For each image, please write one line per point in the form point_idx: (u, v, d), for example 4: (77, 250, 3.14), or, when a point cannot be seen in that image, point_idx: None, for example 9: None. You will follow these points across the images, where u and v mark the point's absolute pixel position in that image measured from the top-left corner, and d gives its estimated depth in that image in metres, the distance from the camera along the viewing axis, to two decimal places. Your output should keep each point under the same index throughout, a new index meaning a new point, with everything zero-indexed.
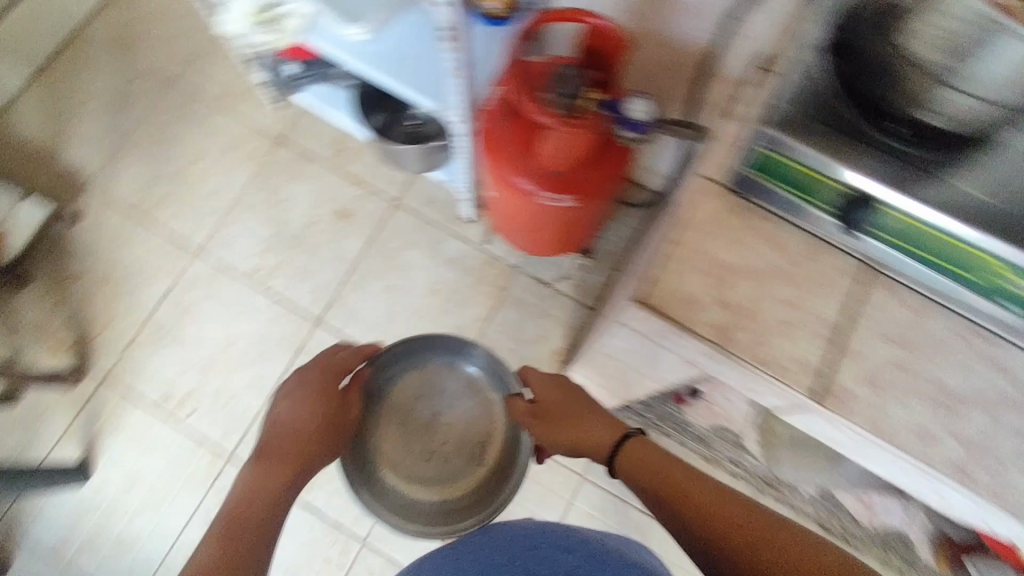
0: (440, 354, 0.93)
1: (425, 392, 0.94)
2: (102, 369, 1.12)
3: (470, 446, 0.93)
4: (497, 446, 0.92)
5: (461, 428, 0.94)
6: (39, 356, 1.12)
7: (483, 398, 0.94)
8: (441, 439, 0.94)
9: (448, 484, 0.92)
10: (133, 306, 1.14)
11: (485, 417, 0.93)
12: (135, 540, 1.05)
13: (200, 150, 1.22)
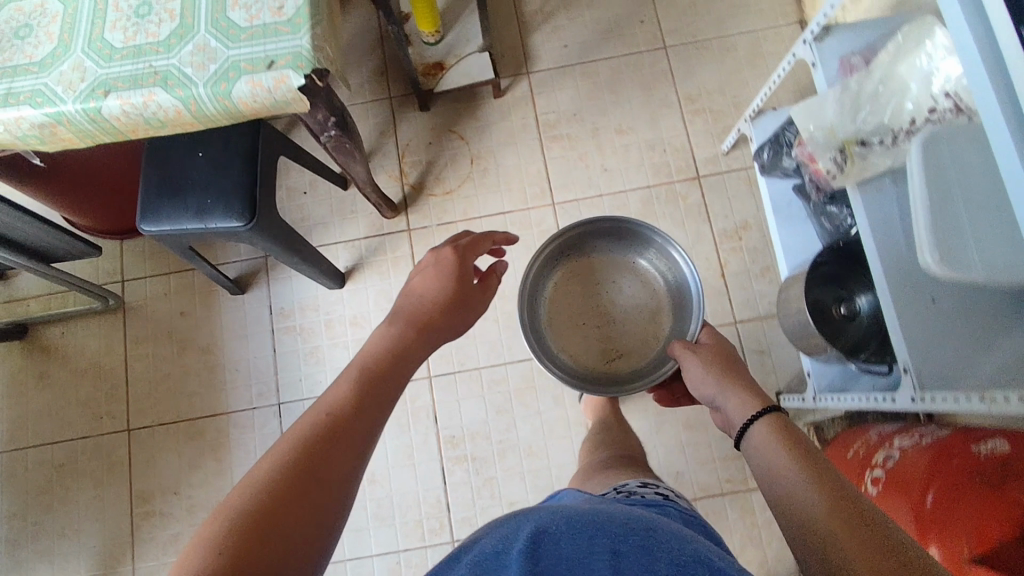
0: (631, 246, 0.92)
1: (614, 280, 0.94)
2: (413, 225, 1.15)
3: (614, 343, 0.92)
4: (638, 357, 0.90)
5: (622, 317, 0.94)
6: (386, 174, 1.17)
7: (657, 306, 0.92)
8: (589, 318, 0.94)
9: (577, 358, 0.92)
10: (475, 192, 1.16)
11: (644, 326, 0.92)
12: (321, 363, 1.11)
13: (631, 132, 1.17)
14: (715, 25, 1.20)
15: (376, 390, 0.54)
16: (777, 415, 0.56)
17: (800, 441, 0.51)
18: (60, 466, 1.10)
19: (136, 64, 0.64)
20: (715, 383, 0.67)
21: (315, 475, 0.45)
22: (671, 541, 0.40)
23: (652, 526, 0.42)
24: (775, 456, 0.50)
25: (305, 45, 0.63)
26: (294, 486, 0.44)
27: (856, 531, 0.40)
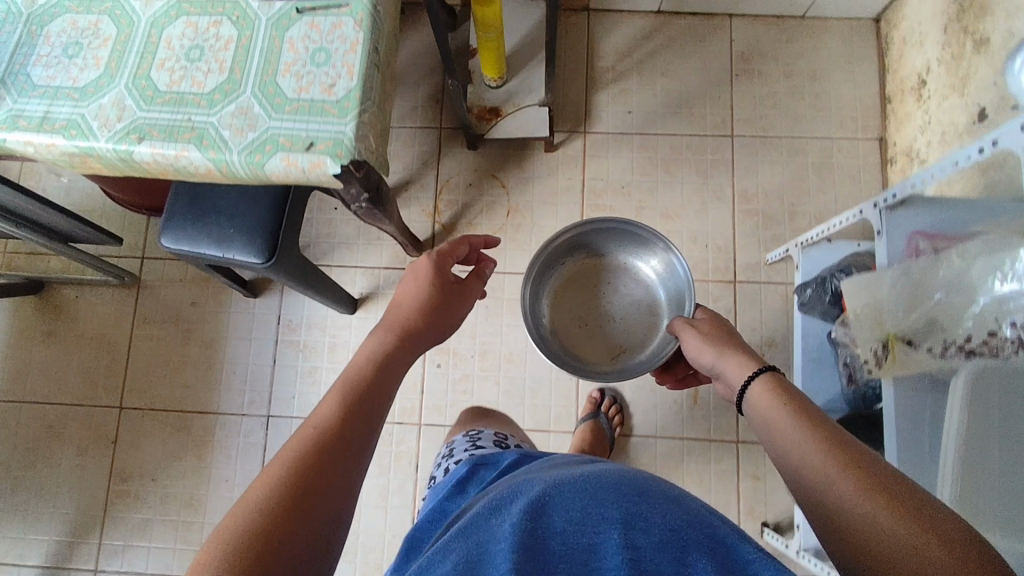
0: (624, 248, 0.98)
1: (614, 283, 1.00)
2: None
3: (609, 337, 0.99)
4: (632, 349, 0.96)
5: (623, 322, 0.99)
6: (420, 206, 1.15)
7: (654, 304, 0.97)
8: (585, 313, 1.00)
9: (578, 352, 0.98)
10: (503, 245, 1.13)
11: (645, 322, 0.98)
12: (316, 384, 1.11)
13: (677, 218, 1.12)
14: (789, 124, 1.15)
15: (366, 394, 0.50)
16: (773, 373, 0.53)
17: (797, 398, 0.48)
18: (50, 427, 1.12)
19: (175, 113, 0.62)
20: (713, 352, 0.63)
21: (306, 498, 0.41)
22: (665, 503, 0.42)
23: (645, 486, 0.44)
24: (766, 417, 0.48)
25: (348, 133, 0.60)
26: (284, 516, 0.40)
27: (853, 490, 0.38)
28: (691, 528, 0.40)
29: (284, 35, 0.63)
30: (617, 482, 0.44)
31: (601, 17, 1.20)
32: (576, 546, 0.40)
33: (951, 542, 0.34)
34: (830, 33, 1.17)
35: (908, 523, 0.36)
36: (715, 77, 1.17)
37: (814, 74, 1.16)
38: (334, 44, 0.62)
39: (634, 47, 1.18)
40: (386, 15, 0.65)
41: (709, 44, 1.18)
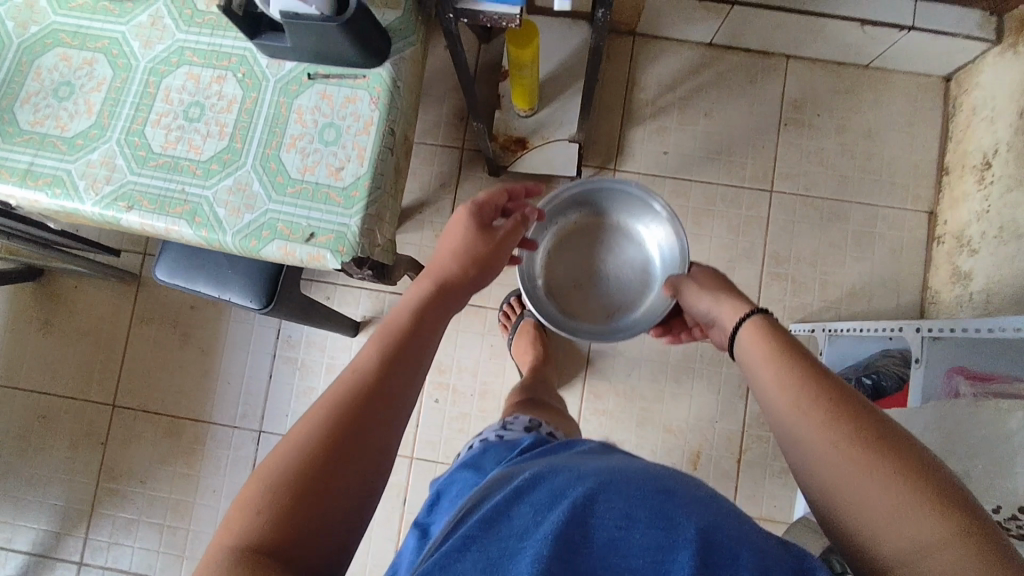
0: (625, 209, 0.93)
1: (613, 244, 0.96)
2: None
3: (606, 293, 0.96)
4: (627, 307, 0.94)
5: (614, 280, 0.96)
6: (433, 230, 1.09)
7: (650, 266, 0.93)
8: (583, 269, 0.97)
9: (572, 311, 0.95)
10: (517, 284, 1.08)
11: (642, 277, 0.94)
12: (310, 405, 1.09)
13: None
14: (834, 185, 1.07)
15: (406, 343, 0.48)
16: (766, 320, 0.53)
17: (801, 353, 0.47)
18: (42, 416, 1.11)
19: (168, 181, 0.56)
20: (707, 299, 0.66)
21: (342, 463, 0.40)
22: (693, 505, 0.38)
23: (670, 485, 0.40)
24: (770, 380, 0.46)
25: (352, 227, 0.55)
26: (316, 486, 0.39)
27: (864, 468, 0.37)
28: (733, 528, 0.36)
29: (292, 103, 0.57)
30: (640, 479, 0.40)
31: (647, 43, 1.10)
32: (604, 543, 0.36)
33: (953, 514, 0.35)
34: (893, 88, 1.07)
35: (918, 497, 0.35)
36: (762, 125, 1.08)
37: (868, 132, 1.07)
38: (346, 121, 0.56)
39: (679, 81, 1.09)
40: (408, 89, 0.58)
41: (760, 87, 1.09)
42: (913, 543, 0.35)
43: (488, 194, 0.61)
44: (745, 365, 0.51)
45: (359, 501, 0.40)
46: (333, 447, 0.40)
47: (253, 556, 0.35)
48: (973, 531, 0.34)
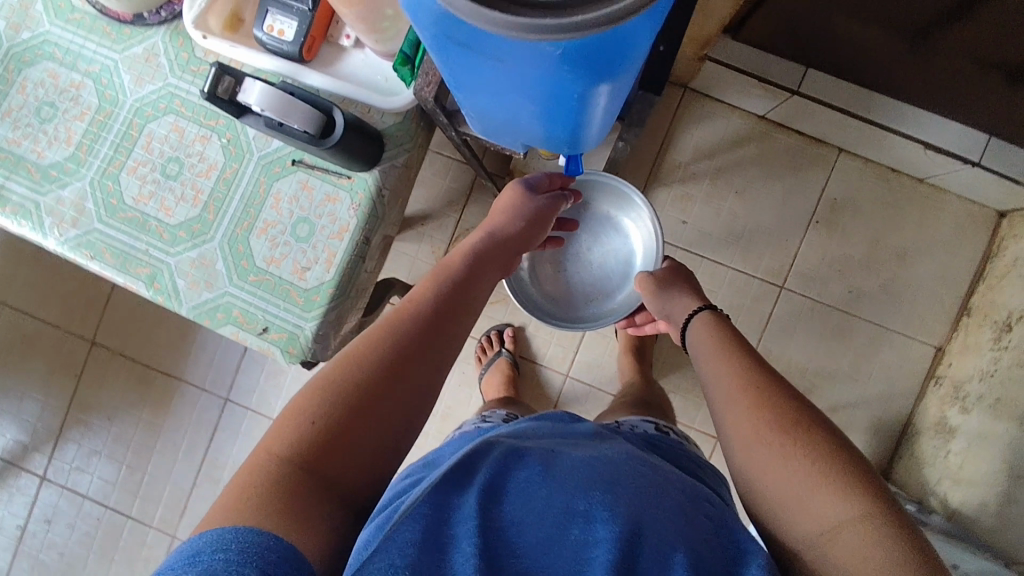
0: (604, 201, 0.92)
1: (596, 235, 0.94)
2: None
3: (584, 282, 0.95)
4: (605, 296, 0.94)
5: (598, 271, 0.94)
6: (431, 245, 1.05)
7: (631, 261, 0.92)
8: (565, 258, 0.95)
9: (551, 300, 0.94)
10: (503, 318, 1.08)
11: (622, 269, 0.93)
12: (279, 385, 1.11)
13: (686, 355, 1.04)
14: (847, 298, 1.02)
15: (449, 296, 0.52)
16: (712, 313, 0.63)
17: (742, 350, 0.55)
18: (25, 336, 1.14)
19: (135, 237, 0.55)
20: (662, 297, 0.71)
21: (384, 397, 0.43)
22: (633, 499, 0.40)
23: (619, 477, 0.42)
24: (710, 375, 0.54)
25: (306, 331, 0.54)
26: (359, 417, 0.42)
27: (777, 453, 0.44)
28: (668, 525, 0.39)
29: (271, 186, 0.54)
30: (587, 467, 0.42)
31: (697, 100, 1.02)
32: (558, 515, 0.39)
33: (852, 492, 0.41)
34: (942, 211, 1.00)
35: (820, 475, 0.42)
36: (792, 218, 1.02)
37: (900, 252, 1.01)
38: (321, 220, 0.53)
39: (719, 150, 1.02)
40: (394, 195, 0.55)
41: (802, 178, 1.02)
42: (820, 519, 0.41)
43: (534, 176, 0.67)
44: (694, 350, 0.60)
45: (397, 439, 0.43)
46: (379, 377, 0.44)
47: (298, 475, 0.38)
48: (862, 503, 0.40)
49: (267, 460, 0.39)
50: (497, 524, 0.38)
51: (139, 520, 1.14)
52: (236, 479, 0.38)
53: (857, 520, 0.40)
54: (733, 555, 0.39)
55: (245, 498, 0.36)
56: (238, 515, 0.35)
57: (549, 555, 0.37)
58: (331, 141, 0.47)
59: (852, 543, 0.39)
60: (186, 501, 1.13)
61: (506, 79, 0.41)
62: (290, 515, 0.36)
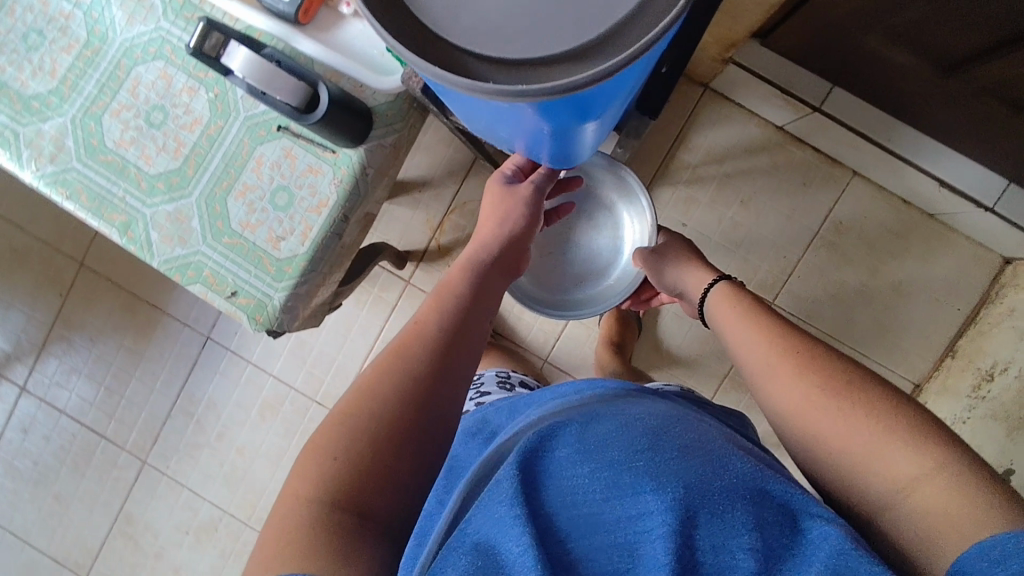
0: (596, 187, 0.91)
1: (586, 222, 0.93)
2: (414, 279, 1.09)
3: (571, 268, 0.94)
4: (591, 283, 0.93)
5: (588, 257, 0.93)
6: (427, 213, 1.07)
7: (619, 250, 0.91)
8: (552, 244, 0.94)
9: (537, 284, 0.93)
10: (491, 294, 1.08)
11: (610, 258, 0.92)
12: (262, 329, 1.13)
13: (666, 356, 1.04)
14: (836, 323, 1.01)
15: (470, 296, 0.53)
16: (730, 283, 0.64)
17: (762, 320, 0.55)
18: (15, 248, 1.15)
19: (112, 181, 0.54)
20: (673, 275, 0.73)
21: (416, 414, 0.44)
22: (676, 458, 0.42)
23: (657, 437, 0.45)
24: (743, 343, 0.55)
25: (275, 301, 0.53)
26: (393, 439, 0.43)
27: (834, 412, 0.44)
28: (723, 492, 0.40)
29: (254, 149, 0.53)
30: (626, 438, 0.44)
31: (715, 101, 0.99)
32: (608, 486, 0.41)
33: (922, 441, 0.40)
34: (948, 249, 0.96)
35: (877, 428, 0.42)
36: (793, 235, 1.00)
37: (897, 284, 0.99)
38: (301, 191, 0.53)
39: (730, 156, 1.00)
40: (379, 173, 0.54)
41: (811, 195, 0.99)
42: (890, 478, 0.41)
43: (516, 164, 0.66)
44: (717, 325, 0.61)
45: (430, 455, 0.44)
46: (408, 395, 0.45)
47: (332, 516, 0.39)
48: (934, 450, 0.40)
49: (297, 504, 0.40)
50: (542, 509, 0.40)
51: (112, 442, 1.16)
52: (273, 532, 0.39)
53: (934, 472, 0.39)
54: (797, 517, 0.41)
55: (282, 548, 0.37)
56: (275, 568, 0.36)
57: (602, 537, 0.39)
58: (315, 117, 0.47)
59: (934, 497, 0.38)
60: (159, 429, 1.15)
61: (493, 117, 0.40)
62: (333, 559, 0.37)
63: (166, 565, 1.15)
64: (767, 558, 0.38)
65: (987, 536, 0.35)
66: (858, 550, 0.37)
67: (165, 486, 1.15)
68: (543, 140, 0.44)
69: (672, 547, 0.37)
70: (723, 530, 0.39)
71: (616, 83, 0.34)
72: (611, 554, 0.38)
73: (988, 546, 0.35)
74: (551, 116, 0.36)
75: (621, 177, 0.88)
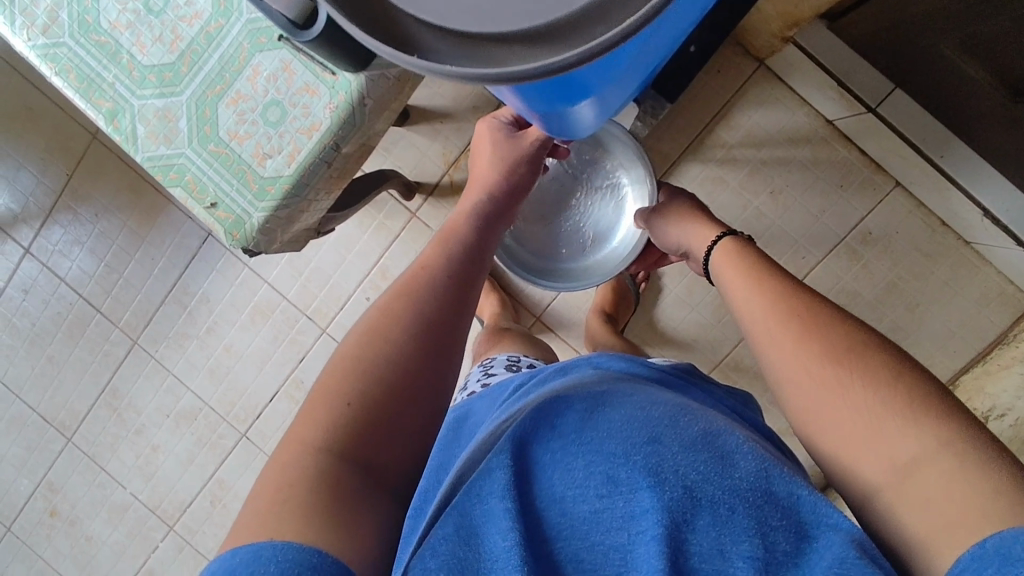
0: (600, 150, 0.88)
1: (587, 188, 0.90)
2: (421, 211, 1.06)
3: (571, 235, 0.92)
4: (589, 252, 0.91)
5: (589, 226, 0.91)
6: (444, 146, 1.03)
7: (619, 219, 0.89)
8: (553, 209, 0.91)
9: (534, 250, 0.91)
10: None
11: (611, 226, 0.90)
12: None
13: (659, 335, 1.01)
14: None
15: (465, 246, 0.52)
16: (735, 237, 0.60)
17: (767, 280, 0.52)
18: (30, 109, 1.13)
19: (105, 65, 0.53)
20: (680, 236, 0.68)
21: (423, 365, 0.43)
22: (678, 452, 0.42)
23: (661, 425, 0.44)
24: (741, 311, 0.52)
25: (253, 220, 0.52)
26: (400, 390, 0.42)
27: (836, 398, 0.42)
28: (723, 494, 0.40)
29: (251, 57, 0.51)
30: (626, 428, 0.44)
31: (767, 80, 0.92)
32: (607, 478, 0.41)
33: (922, 419, 0.39)
34: (975, 281, 0.91)
35: (885, 408, 0.40)
36: (819, 236, 0.95)
37: (914, 304, 0.94)
38: (295, 109, 0.51)
39: (769, 143, 0.94)
40: (379, 106, 0.52)
41: (846, 196, 0.93)
42: (889, 457, 0.39)
43: (510, 112, 0.63)
44: (720, 284, 0.57)
45: (434, 410, 0.44)
46: (417, 343, 0.44)
47: (336, 470, 0.38)
48: (937, 430, 0.38)
49: (302, 453, 0.39)
50: (533, 504, 0.41)
51: (106, 317, 1.18)
52: (274, 476, 0.38)
53: (936, 451, 0.37)
54: (807, 525, 0.39)
55: (279, 503, 0.36)
56: (274, 522, 0.35)
57: (592, 537, 0.40)
58: (309, 35, 0.44)
59: (935, 481, 0.37)
60: (152, 314, 1.16)
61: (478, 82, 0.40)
62: (332, 519, 0.36)
63: (145, 442, 1.19)
64: (767, 565, 0.37)
65: (991, 533, 0.33)
66: (868, 560, 0.36)
67: (153, 369, 1.17)
68: (541, 119, 0.43)
69: (665, 553, 0.38)
70: (720, 534, 0.39)
71: (597, 62, 0.32)
72: (607, 553, 0.39)
73: (991, 547, 0.33)
74: (532, 91, 0.35)
75: (625, 142, 0.85)
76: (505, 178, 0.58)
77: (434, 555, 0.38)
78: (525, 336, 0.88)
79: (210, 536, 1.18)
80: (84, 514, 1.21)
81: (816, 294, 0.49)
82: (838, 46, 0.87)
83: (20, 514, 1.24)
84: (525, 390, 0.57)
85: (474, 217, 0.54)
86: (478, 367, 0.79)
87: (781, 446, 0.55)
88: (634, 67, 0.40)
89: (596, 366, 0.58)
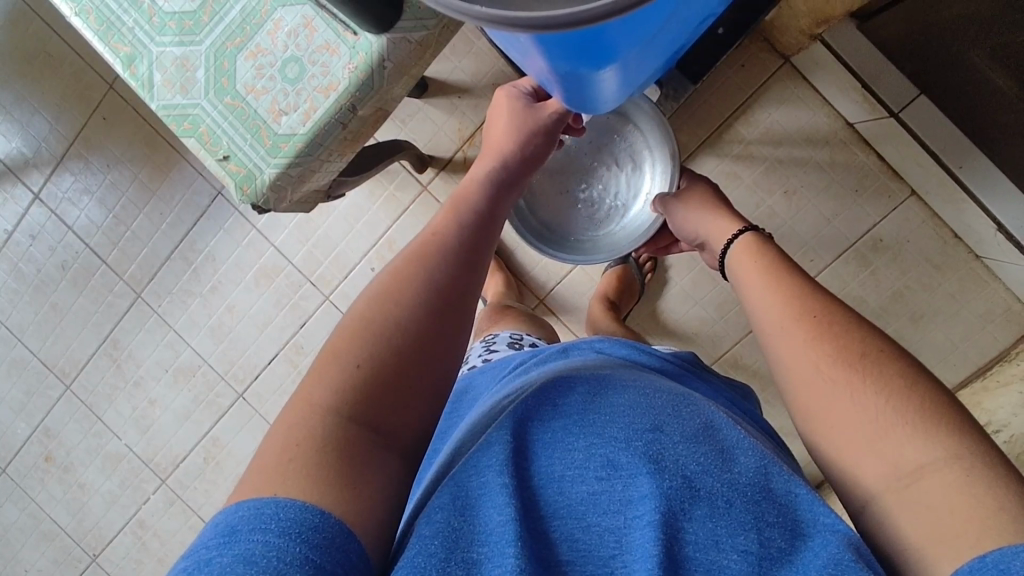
0: (625, 127, 0.88)
1: (609, 165, 0.90)
2: (432, 185, 1.06)
3: (588, 211, 0.91)
4: (605, 229, 0.91)
5: (608, 202, 0.90)
6: (460, 121, 1.03)
7: (638, 197, 0.88)
8: (572, 184, 0.91)
9: (551, 224, 0.91)
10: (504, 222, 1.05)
11: (629, 204, 0.89)
12: None
13: (661, 326, 1.01)
14: None
15: (478, 214, 0.51)
16: (756, 234, 0.59)
17: (785, 278, 0.51)
18: (48, 54, 1.13)
19: (125, 7, 0.53)
20: (694, 225, 0.68)
21: (432, 329, 0.43)
22: (680, 444, 0.42)
23: (664, 416, 0.44)
24: (754, 302, 0.51)
25: (264, 175, 0.52)
26: (410, 354, 0.42)
27: (845, 399, 0.42)
28: (719, 486, 0.40)
29: (274, 11, 0.51)
30: (628, 415, 0.44)
31: (793, 80, 0.91)
32: (607, 462, 0.41)
33: (928, 428, 0.39)
34: (983, 296, 0.90)
35: (889, 416, 0.40)
36: (831, 239, 0.94)
37: (919, 315, 0.93)
38: (314, 67, 0.51)
39: (788, 142, 0.93)
40: (399, 70, 0.52)
41: (862, 201, 0.92)
42: (892, 463, 0.39)
43: (531, 82, 0.62)
44: (736, 280, 0.56)
45: (441, 380, 0.43)
46: (429, 307, 0.43)
47: (343, 433, 0.38)
48: (941, 441, 0.38)
49: (309, 412, 0.38)
50: (531, 482, 0.41)
51: (112, 268, 1.18)
52: (279, 437, 0.38)
53: (939, 461, 0.38)
54: (802, 523, 0.39)
55: (288, 463, 0.36)
56: (281, 479, 0.35)
57: (587, 518, 0.40)
58: None
59: (935, 488, 0.37)
60: (157, 268, 1.16)
61: (507, 42, 0.40)
62: (345, 484, 0.37)
63: (142, 395, 1.20)
64: (762, 560, 0.37)
65: (991, 549, 0.33)
66: (863, 563, 0.36)
67: (154, 324, 1.18)
68: (562, 85, 0.43)
69: (659, 539, 0.37)
70: (716, 526, 0.38)
71: (627, 16, 0.31)
72: (601, 534, 0.39)
73: (990, 561, 0.33)
74: (559, 50, 0.35)
75: (649, 121, 0.84)
76: (522, 148, 0.57)
77: (430, 523, 0.39)
78: (528, 316, 0.88)
79: (201, 491, 1.19)
80: (79, 461, 1.23)
81: (832, 298, 0.49)
82: (871, 49, 0.85)
83: (17, 456, 1.25)
84: (525, 369, 0.57)
85: (488, 186, 0.54)
86: (479, 344, 0.79)
87: (779, 442, 0.55)
88: (660, 40, 0.40)
89: (598, 351, 0.58)
